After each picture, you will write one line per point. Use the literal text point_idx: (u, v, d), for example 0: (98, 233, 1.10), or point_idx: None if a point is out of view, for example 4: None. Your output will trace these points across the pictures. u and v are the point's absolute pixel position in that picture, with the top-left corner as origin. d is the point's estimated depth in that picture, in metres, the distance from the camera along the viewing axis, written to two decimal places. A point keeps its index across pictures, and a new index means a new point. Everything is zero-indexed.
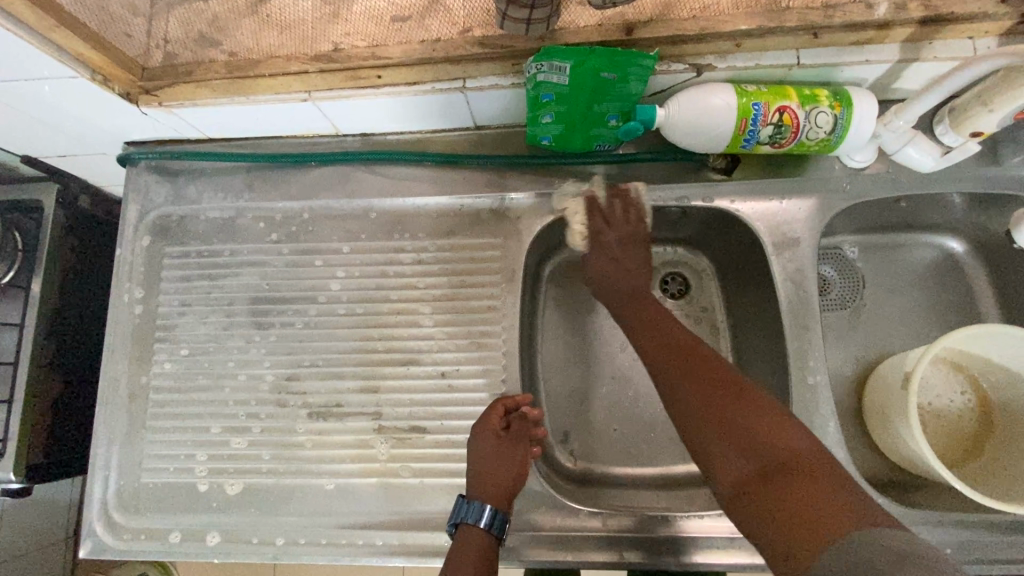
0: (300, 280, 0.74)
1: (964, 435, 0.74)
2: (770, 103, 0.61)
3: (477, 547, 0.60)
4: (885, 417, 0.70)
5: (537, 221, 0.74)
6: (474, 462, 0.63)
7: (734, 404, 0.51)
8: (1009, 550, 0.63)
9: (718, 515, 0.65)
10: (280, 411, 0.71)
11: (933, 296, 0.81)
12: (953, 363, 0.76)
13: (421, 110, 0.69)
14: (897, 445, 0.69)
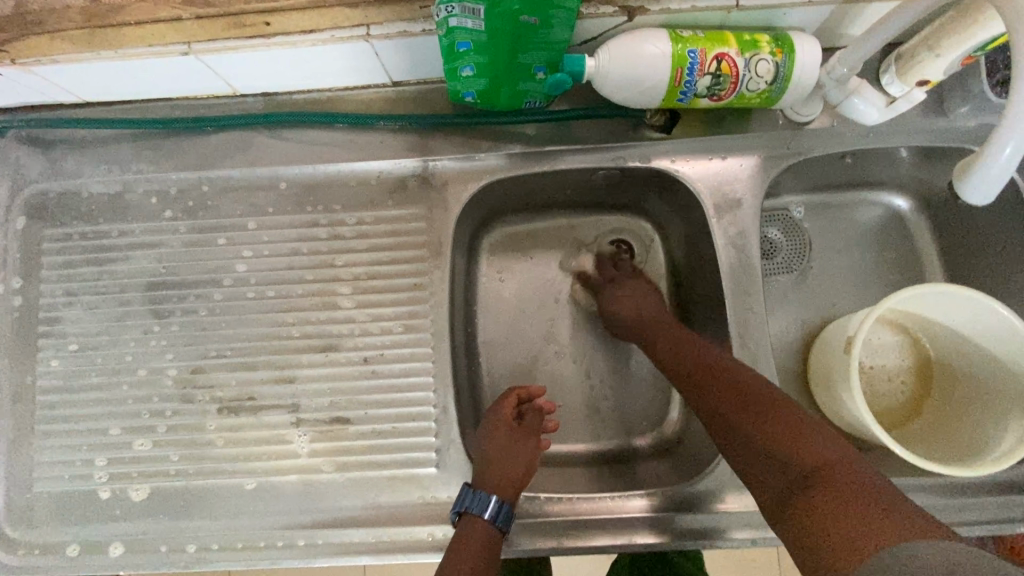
0: (202, 261, 0.66)
1: (905, 397, 0.74)
2: (707, 50, 0.56)
3: (480, 540, 0.56)
4: (829, 384, 0.68)
5: (466, 188, 0.68)
6: (484, 454, 0.61)
7: (772, 420, 0.50)
8: (947, 511, 0.63)
9: (656, 492, 0.63)
10: (186, 407, 0.64)
11: (877, 256, 0.79)
12: (896, 324, 0.75)
13: (324, 62, 0.61)
14: (840, 411, 0.67)
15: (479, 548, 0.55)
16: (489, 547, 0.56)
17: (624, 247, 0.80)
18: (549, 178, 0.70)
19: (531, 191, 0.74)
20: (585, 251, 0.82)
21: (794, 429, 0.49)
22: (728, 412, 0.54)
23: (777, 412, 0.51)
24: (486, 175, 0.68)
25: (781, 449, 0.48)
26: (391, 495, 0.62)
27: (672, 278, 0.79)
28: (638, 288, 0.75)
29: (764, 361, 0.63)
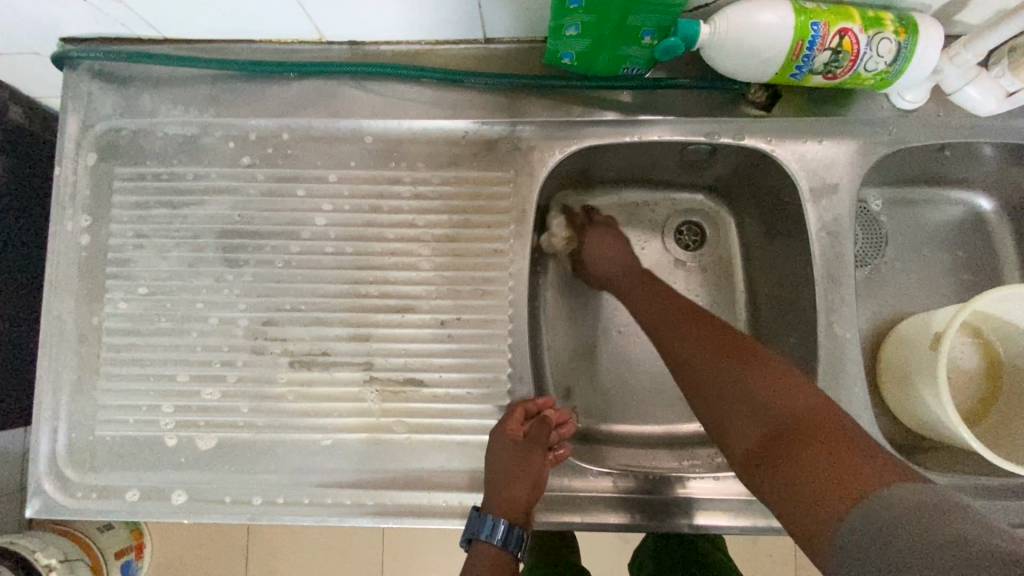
0: (279, 212, 0.64)
1: (975, 398, 0.73)
2: (832, 24, 0.53)
3: (490, 562, 0.57)
4: (905, 380, 0.67)
5: (553, 155, 0.65)
6: (489, 474, 0.58)
7: (758, 385, 0.51)
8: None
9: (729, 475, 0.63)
10: (256, 359, 0.62)
11: (954, 255, 0.77)
12: (971, 325, 0.73)
13: (423, 11, 0.59)
14: (916, 408, 0.66)
15: (491, 575, 0.56)
16: (502, 572, 0.57)
17: (695, 228, 0.79)
18: (635, 151, 0.68)
19: (612, 164, 0.72)
20: (655, 231, 0.80)
21: (782, 393, 0.49)
22: (718, 391, 0.54)
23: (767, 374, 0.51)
24: (575, 143, 0.66)
25: (767, 417, 0.48)
26: (464, 461, 0.61)
27: (744, 263, 0.78)
28: (608, 228, 0.73)
29: (849, 351, 0.62)
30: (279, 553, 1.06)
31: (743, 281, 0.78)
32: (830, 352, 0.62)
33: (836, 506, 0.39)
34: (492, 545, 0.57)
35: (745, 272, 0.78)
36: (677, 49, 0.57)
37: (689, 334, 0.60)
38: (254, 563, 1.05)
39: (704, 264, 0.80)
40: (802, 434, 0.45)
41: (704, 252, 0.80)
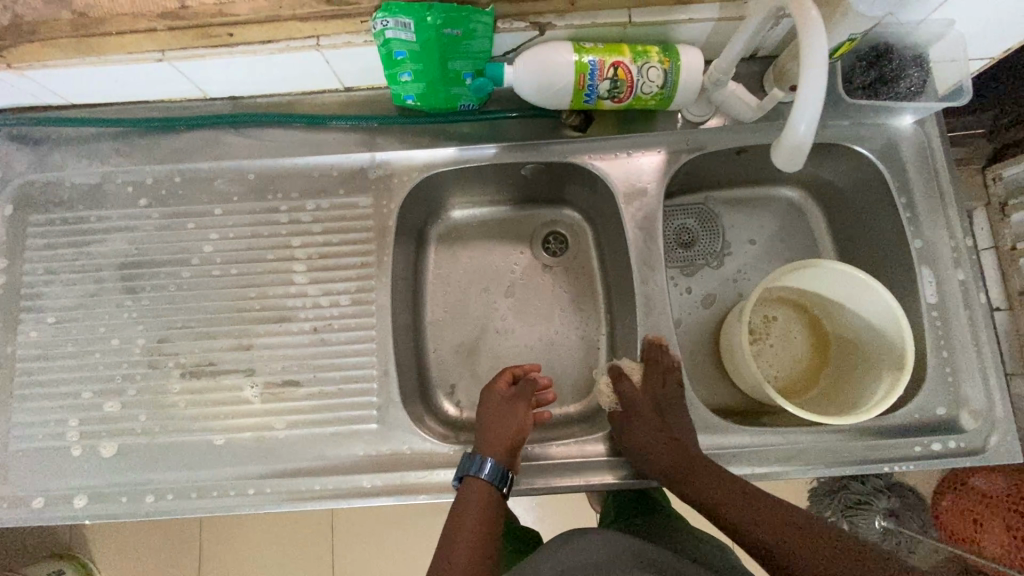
0: (172, 243, 0.74)
1: (809, 367, 0.83)
2: (605, 58, 0.66)
3: (480, 499, 0.63)
4: (732, 354, 0.78)
5: (408, 179, 0.77)
6: (481, 422, 0.69)
7: (736, 506, 0.60)
8: None
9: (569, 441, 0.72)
10: (152, 372, 0.71)
11: (781, 244, 0.89)
12: (796, 303, 0.84)
13: (282, 69, 0.71)
14: (742, 376, 0.76)
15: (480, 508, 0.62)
16: (490, 505, 0.63)
17: (559, 237, 0.91)
18: (483, 171, 0.80)
19: (470, 184, 0.84)
20: (525, 241, 0.91)
21: (775, 526, 0.57)
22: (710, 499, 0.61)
23: (733, 486, 0.61)
24: (427, 167, 0.77)
25: (755, 527, 0.58)
26: (336, 449, 0.69)
27: (602, 262, 0.89)
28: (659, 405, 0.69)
29: (666, 327, 0.72)
30: (236, 542, 1.17)
31: (602, 278, 0.89)
32: (650, 328, 0.72)
33: None
34: (483, 479, 0.64)
35: (603, 271, 0.89)
36: (485, 82, 0.71)
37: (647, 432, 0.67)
38: (215, 551, 1.17)
39: (570, 266, 0.91)
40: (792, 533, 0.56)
41: (569, 256, 0.91)
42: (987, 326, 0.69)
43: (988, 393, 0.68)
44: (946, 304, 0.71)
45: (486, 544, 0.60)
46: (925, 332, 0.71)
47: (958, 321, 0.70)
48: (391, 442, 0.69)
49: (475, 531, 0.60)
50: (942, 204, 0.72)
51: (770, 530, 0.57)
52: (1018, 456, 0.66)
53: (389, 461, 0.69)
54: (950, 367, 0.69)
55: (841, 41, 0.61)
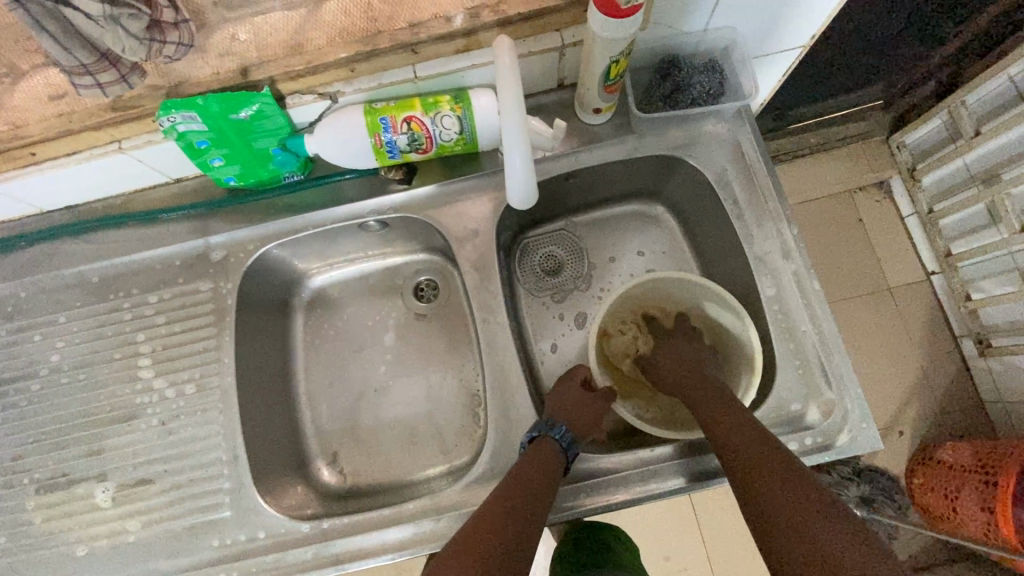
0: (19, 358, 0.75)
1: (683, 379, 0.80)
2: (396, 115, 0.68)
3: (546, 457, 0.62)
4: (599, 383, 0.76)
5: (246, 257, 0.77)
6: (559, 402, 0.69)
7: (724, 413, 0.62)
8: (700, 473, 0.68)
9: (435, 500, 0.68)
10: (7, 492, 0.71)
11: (646, 256, 0.88)
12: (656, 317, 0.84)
13: (99, 174, 0.73)
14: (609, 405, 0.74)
15: (538, 466, 0.61)
16: (551, 464, 0.62)
17: (429, 284, 0.91)
18: (325, 236, 0.81)
19: (321, 249, 0.84)
20: (395, 294, 0.91)
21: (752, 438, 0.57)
22: (766, 497, 0.51)
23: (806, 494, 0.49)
24: (265, 242, 0.78)
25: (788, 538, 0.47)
26: (191, 544, 0.67)
27: (471, 303, 0.89)
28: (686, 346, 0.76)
29: (514, 362, 0.72)
30: None
31: (474, 319, 0.88)
32: (497, 367, 0.72)
33: None
34: (555, 444, 0.64)
35: (473, 311, 0.88)
36: (294, 156, 0.74)
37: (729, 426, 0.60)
38: None
39: (442, 312, 0.90)
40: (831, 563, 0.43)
41: (440, 302, 0.90)
42: (827, 313, 0.68)
43: (838, 380, 0.66)
44: (785, 296, 0.70)
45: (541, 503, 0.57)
46: (771, 327, 0.70)
47: (798, 312, 0.69)
48: (244, 530, 0.67)
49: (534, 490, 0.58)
50: (764, 201, 0.73)
51: (761, 478, 0.53)
52: (876, 441, 0.64)
53: (241, 550, 0.67)
54: (798, 360, 0.68)
55: (607, 63, 0.63)
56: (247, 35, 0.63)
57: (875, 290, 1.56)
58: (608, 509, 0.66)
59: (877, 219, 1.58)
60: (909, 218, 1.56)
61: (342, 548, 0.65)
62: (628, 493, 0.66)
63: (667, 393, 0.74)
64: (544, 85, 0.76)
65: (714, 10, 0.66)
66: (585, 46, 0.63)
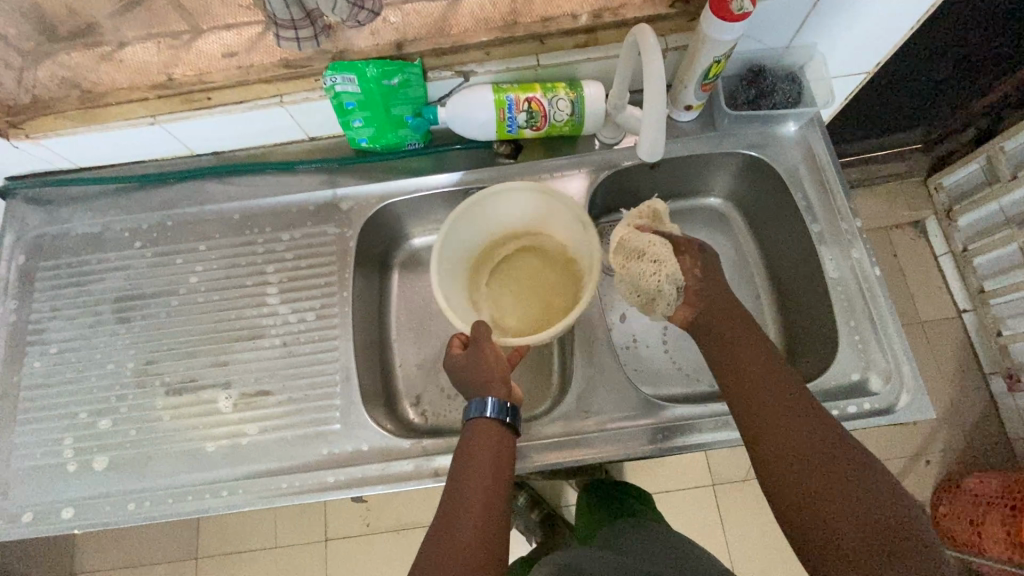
0: (161, 277, 0.85)
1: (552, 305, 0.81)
2: (519, 95, 0.79)
3: (490, 435, 0.66)
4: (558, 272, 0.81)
5: (366, 210, 0.88)
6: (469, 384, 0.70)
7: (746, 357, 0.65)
8: None
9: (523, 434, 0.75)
10: (140, 391, 0.80)
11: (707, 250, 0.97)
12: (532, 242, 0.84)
13: (254, 125, 0.85)
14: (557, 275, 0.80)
15: (489, 448, 0.65)
16: (496, 441, 0.66)
17: None
18: (432, 199, 0.91)
19: (424, 213, 0.94)
20: None
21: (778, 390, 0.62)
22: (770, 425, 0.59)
23: (782, 401, 0.61)
24: (383, 199, 0.89)
25: (783, 463, 0.57)
26: (303, 450, 0.75)
27: None
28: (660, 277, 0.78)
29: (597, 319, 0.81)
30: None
31: None
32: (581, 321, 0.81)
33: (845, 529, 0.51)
34: (491, 419, 0.67)
35: None
36: (426, 123, 0.84)
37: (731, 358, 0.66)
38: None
39: None
40: (816, 465, 0.55)
41: None
42: (886, 298, 0.77)
43: (894, 357, 0.74)
44: (848, 280, 0.79)
45: (501, 500, 0.61)
46: (834, 307, 0.78)
47: (858, 295, 0.78)
48: (351, 441, 0.75)
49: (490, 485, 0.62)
50: (833, 198, 0.82)
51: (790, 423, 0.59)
52: (928, 412, 0.71)
53: (347, 458, 0.74)
54: (858, 337, 0.76)
55: (709, 63, 0.74)
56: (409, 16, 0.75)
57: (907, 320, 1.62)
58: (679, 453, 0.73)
59: (912, 255, 1.67)
60: (943, 257, 1.64)
61: (439, 464, 0.72)
62: (689, 442, 0.73)
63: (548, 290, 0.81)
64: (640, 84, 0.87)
65: (801, 28, 0.77)
66: (691, 48, 0.74)
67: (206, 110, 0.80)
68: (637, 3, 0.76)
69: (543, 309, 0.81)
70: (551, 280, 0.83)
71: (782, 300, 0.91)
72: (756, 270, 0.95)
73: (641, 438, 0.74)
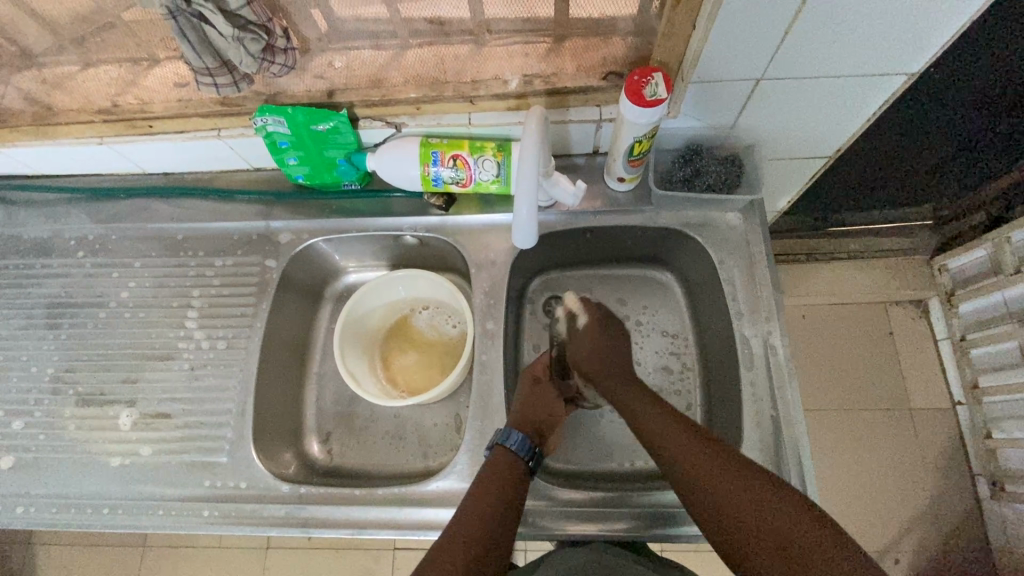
0: (95, 288, 0.89)
1: (434, 357, 0.93)
2: (446, 151, 0.79)
3: (506, 470, 0.68)
4: (428, 330, 0.94)
5: (296, 244, 0.89)
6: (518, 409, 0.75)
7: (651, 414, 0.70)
8: (651, 525, 0.71)
9: (403, 498, 0.73)
10: (54, 397, 0.83)
11: (634, 325, 0.93)
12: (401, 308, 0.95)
13: (195, 152, 0.87)
14: (429, 329, 0.94)
15: (499, 480, 0.66)
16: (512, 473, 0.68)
17: (427, 302, 0.95)
18: (365, 240, 0.91)
19: (358, 252, 0.95)
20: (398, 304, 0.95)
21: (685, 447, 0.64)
22: (703, 473, 0.61)
23: (689, 448, 0.64)
24: (315, 235, 0.90)
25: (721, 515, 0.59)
26: (188, 478, 0.77)
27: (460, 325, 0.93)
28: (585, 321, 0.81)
29: (498, 385, 0.79)
30: None
31: (461, 339, 0.92)
32: (483, 384, 0.79)
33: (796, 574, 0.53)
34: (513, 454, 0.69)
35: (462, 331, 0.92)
36: (355, 169, 0.86)
37: (639, 412, 0.71)
38: None
39: (432, 330, 0.94)
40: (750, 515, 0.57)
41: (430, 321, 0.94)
42: (799, 408, 0.72)
43: (795, 469, 0.70)
44: (761, 380, 0.75)
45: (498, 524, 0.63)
46: (743, 405, 0.74)
47: (769, 396, 0.74)
48: (233, 476, 0.76)
49: (495, 518, 0.63)
50: (761, 290, 0.78)
51: (708, 479, 0.61)
52: None
53: (227, 493, 0.75)
54: (764, 439, 0.73)
55: (631, 141, 0.72)
56: (342, 65, 0.76)
57: (815, 409, 1.44)
58: (576, 539, 0.71)
59: (910, 336, 1.47)
60: (942, 342, 1.43)
61: (310, 514, 0.73)
62: (597, 528, 0.71)
63: (421, 355, 0.93)
64: (580, 149, 0.86)
65: (742, 110, 0.74)
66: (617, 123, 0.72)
67: (149, 136, 0.83)
68: (570, 71, 0.74)
69: (425, 372, 0.92)
70: (416, 355, 0.93)
71: (708, 384, 0.87)
72: (690, 347, 0.90)
73: (553, 518, 0.72)
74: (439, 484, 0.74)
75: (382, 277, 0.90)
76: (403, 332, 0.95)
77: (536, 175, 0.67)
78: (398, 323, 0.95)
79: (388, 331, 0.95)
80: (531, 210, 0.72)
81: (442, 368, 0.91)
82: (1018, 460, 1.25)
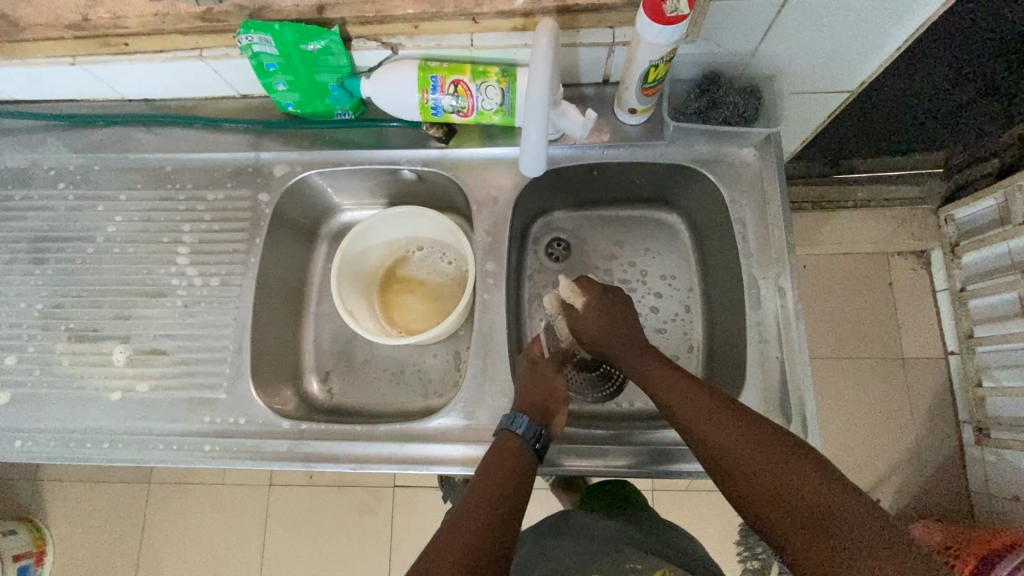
0: (79, 222, 0.85)
1: (435, 298, 0.91)
2: (446, 76, 0.74)
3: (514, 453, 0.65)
4: (430, 269, 0.92)
5: (288, 178, 0.85)
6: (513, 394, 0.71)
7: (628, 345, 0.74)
8: (652, 462, 0.71)
9: (405, 435, 0.73)
10: (44, 332, 0.81)
11: (637, 269, 0.91)
12: (399, 246, 0.92)
13: (177, 75, 0.81)
14: (429, 268, 0.92)
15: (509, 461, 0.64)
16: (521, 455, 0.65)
17: (428, 242, 0.92)
18: (361, 174, 0.87)
19: (354, 188, 0.90)
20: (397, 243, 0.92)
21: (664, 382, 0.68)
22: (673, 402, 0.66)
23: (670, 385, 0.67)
24: (308, 169, 0.85)
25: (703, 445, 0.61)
26: (187, 414, 0.76)
27: (462, 266, 0.90)
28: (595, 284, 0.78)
29: (499, 325, 0.77)
30: None
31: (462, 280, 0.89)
32: (484, 323, 0.78)
33: (771, 505, 0.55)
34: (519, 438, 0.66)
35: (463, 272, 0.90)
36: (348, 95, 0.80)
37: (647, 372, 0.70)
38: None
39: (431, 271, 0.92)
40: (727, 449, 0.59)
41: (431, 261, 0.92)
42: (804, 350, 0.71)
43: (798, 407, 0.70)
44: (768, 321, 0.74)
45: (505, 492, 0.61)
46: (748, 346, 0.74)
47: (775, 338, 0.73)
48: (232, 412, 0.76)
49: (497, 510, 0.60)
50: (772, 230, 0.76)
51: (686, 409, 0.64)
52: None
53: (227, 428, 0.75)
54: (768, 379, 0.72)
55: (647, 66, 0.67)
56: None
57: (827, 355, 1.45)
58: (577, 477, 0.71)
59: (909, 287, 1.46)
60: (941, 292, 1.42)
61: (312, 449, 0.73)
62: (598, 465, 0.71)
63: (422, 295, 0.91)
64: (589, 77, 0.80)
65: (766, 34, 0.69)
66: (631, 46, 0.67)
67: (126, 56, 0.77)
68: None
69: (426, 313, 0.90)
70: (416, 296, 0.91)
71: (711, 328, 0.86)
72: (695, 290, 0.89)
73: (553, 456, 0.72)
74: (440, 420, 0.74)
75: (380, 215, 0.85)
76: (402, 272, 0.93)
77: (546, 103, 0.64)
78: (396, 262, 0.93)
79: (385, 271, 0.93)
80: (541, 138, 0.67)
81: (444, 309, 0.90)
82: (1005, 407, 1.27)
